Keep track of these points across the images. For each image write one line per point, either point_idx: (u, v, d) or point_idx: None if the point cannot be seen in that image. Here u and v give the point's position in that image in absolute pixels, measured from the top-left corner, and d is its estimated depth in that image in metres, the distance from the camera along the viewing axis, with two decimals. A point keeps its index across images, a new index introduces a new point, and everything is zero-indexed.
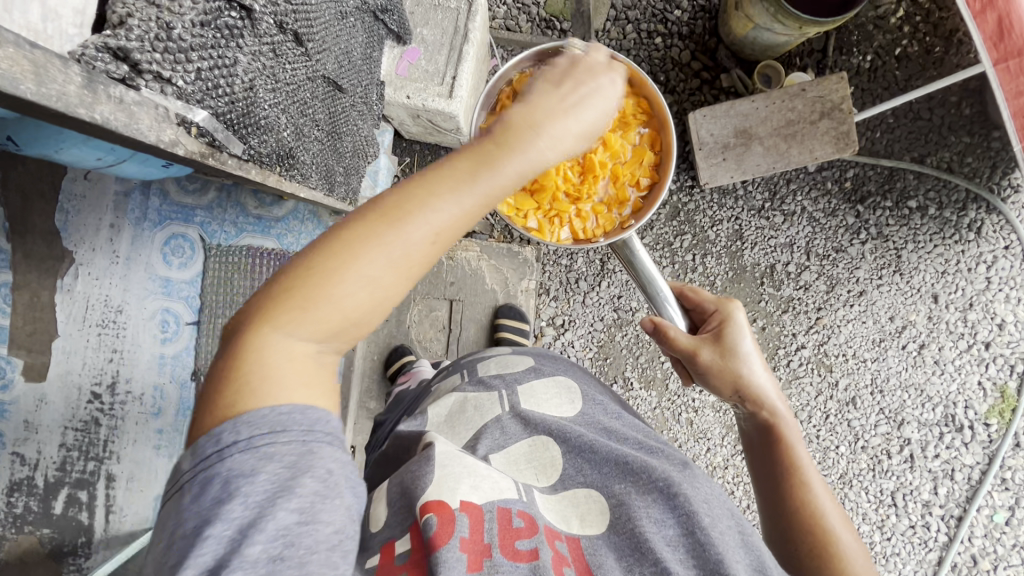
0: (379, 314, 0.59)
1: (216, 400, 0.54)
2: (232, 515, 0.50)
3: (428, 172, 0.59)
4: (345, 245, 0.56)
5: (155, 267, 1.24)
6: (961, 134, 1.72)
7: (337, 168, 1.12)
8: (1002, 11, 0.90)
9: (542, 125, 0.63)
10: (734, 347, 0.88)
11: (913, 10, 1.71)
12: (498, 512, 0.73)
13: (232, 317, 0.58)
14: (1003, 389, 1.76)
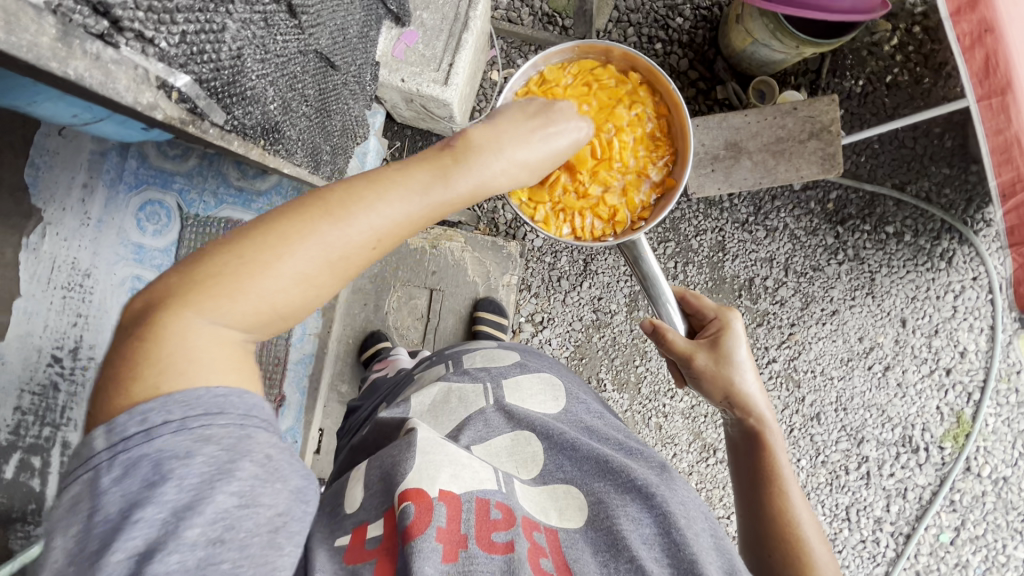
0: (308, 308, 0.63)
1: (133, 381, 0.54)
2: (184, 481, 0.52)
3: (376, 176, 0.64)
4: (282, 237, 0.59)
5: (130, 232, 1.29)
6: (941, 166, 1.77)
7: (325, 147, 1.09)
8: (991, 49, 0.96)
9: (502, 147, 0.70)
10: (728, 353, 0.92)
11: (907, 40, 1.74)
12: (476, 503, 0.75)
13: (146, 302, 0.58)
14: (959, 415, 1.82)
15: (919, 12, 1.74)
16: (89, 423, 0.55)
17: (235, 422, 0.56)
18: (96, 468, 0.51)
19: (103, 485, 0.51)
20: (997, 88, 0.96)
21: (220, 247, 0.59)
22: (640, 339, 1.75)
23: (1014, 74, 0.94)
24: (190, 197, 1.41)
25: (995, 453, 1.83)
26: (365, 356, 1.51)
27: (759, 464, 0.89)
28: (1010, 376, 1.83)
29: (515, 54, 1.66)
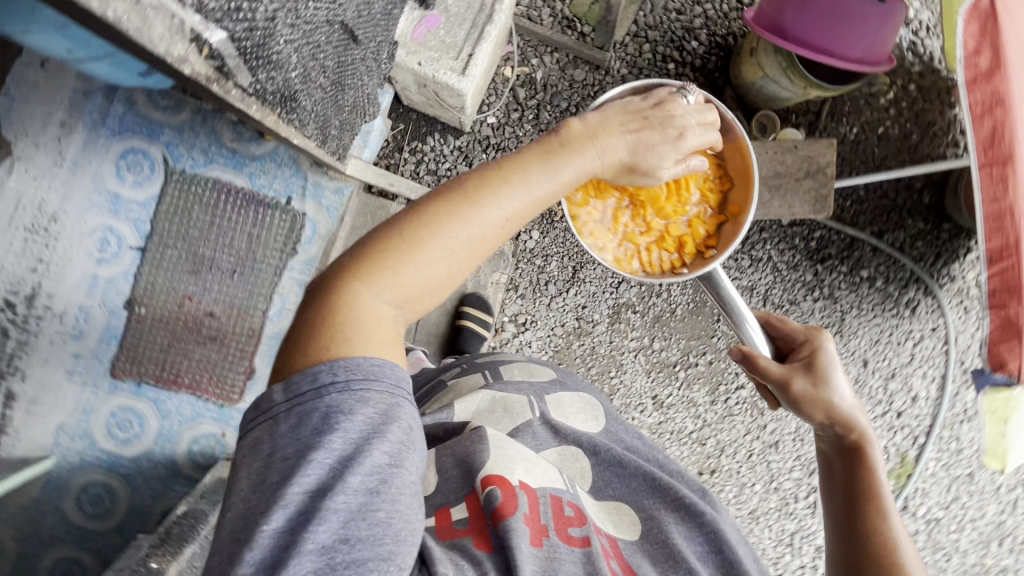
0: (448, 284, 0.79)
1: (317, 341, 0.70)
2: (332, 446, 0.63)
3: (502, 170, 0.81)
4: (431, 227, 0.76)
5: (108, 180, 1.35)
6: (918, 219, 1.86)
7: (334, 121, 1.05)
8: (998, 120, 1.10)
9: (597, 138, 0.87)
10: (826, 374, 0.95)
11: (902, 95, 1.82)
12: (551, 498, 0.87)
13: (328, 279, 0.75)
14: (903, 456, 1.92)
15: (916, 71, 1.82)
16: (277, 374, 0.70)
17: (382, 392, 0.68)
18: (278, 415, 0.65)
19: (284, 428, 0.64)
20: (1000, 159, 1.10)
21: (380, 236, 0.76)
22: (617, 351, 1.78)
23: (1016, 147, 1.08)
24: (178, 151, 1.38)
25: (932, 494, 1.94)
26: None
27: (859, 481, 0.93)
28: (954, 424, 1.94)
29: (531, 53, 1.66)
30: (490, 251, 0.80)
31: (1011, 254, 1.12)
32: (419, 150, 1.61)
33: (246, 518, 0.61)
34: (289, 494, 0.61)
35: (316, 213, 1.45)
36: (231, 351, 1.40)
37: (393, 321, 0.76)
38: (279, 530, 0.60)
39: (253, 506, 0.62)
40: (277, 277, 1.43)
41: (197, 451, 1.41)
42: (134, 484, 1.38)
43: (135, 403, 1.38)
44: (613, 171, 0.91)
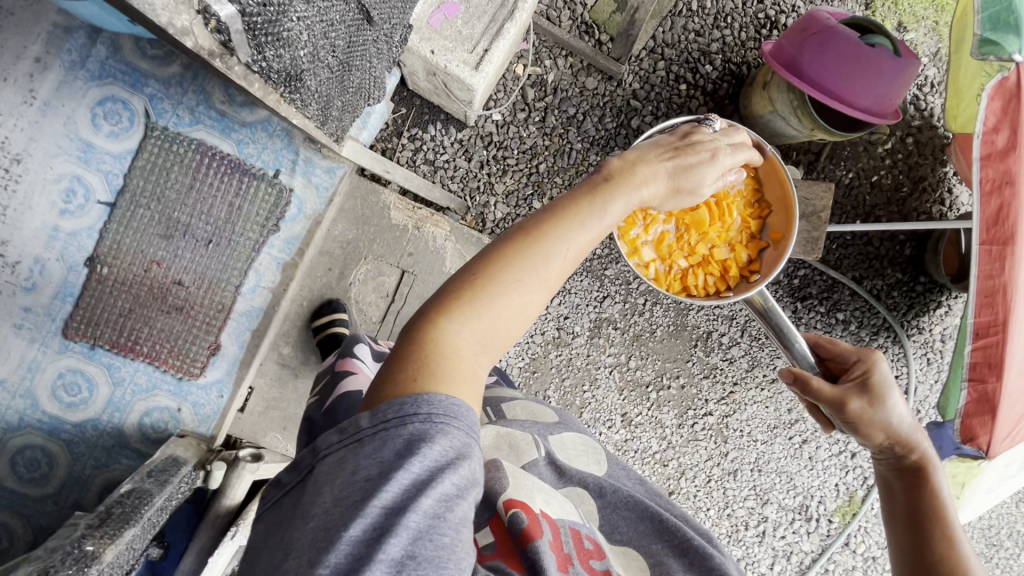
0: (524, 320, 0.74)
1: (398, 379, 0.67)
2: (407, 473, 0.60)
3: (566, 204, 0.78)
4: (508, 263, 0.72)
5: (81, 126, 1.25)
6: (897, 269, 1.90)
7: (337, 102, 0.98)
8: (1006, 199, 1.05)
9: (638, 167, 0.85)
10: (883, 393, 0.92)
11: (899, 146, 1.85)
12: (570, 529, 0.84)
13: (409, 318, 0.72)
14: (852, 495, 1.95)
15: (915, 125, 1.85)
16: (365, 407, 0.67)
17: (462, 429, 0.64)
18: (362, 438, 0.62)
19: (367, 450, 0.61)
20: (1001, 238, 1.05)
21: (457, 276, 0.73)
22: (593, 365, 1.79)
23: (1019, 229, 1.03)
24: (162, 106, 1.30)
25: (872, 534, 1.99)
26: (317, 324, 1.42)
27: (922, 503, 0.89)
28: None
29: (545, 53, 1.62)
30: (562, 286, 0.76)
31: (997, 330, 1.05)
32: (419, 138, 1.57)
33: (323, 530, 0.59)
34: (369, 507, 0.59)
35: (305, 190, 1.40)
36: (196, 324, 1.34)
37: (479, 359, 0.72)
38: (353, 543, 0.58)
39: (331, 520, 0.59)
40: (255, 252, 1.36)
41: (149, 424, 1.34)
42: (77, 453, 1.30)
43: (87, 367, 1.30)
44: (663, 201, 0.88)
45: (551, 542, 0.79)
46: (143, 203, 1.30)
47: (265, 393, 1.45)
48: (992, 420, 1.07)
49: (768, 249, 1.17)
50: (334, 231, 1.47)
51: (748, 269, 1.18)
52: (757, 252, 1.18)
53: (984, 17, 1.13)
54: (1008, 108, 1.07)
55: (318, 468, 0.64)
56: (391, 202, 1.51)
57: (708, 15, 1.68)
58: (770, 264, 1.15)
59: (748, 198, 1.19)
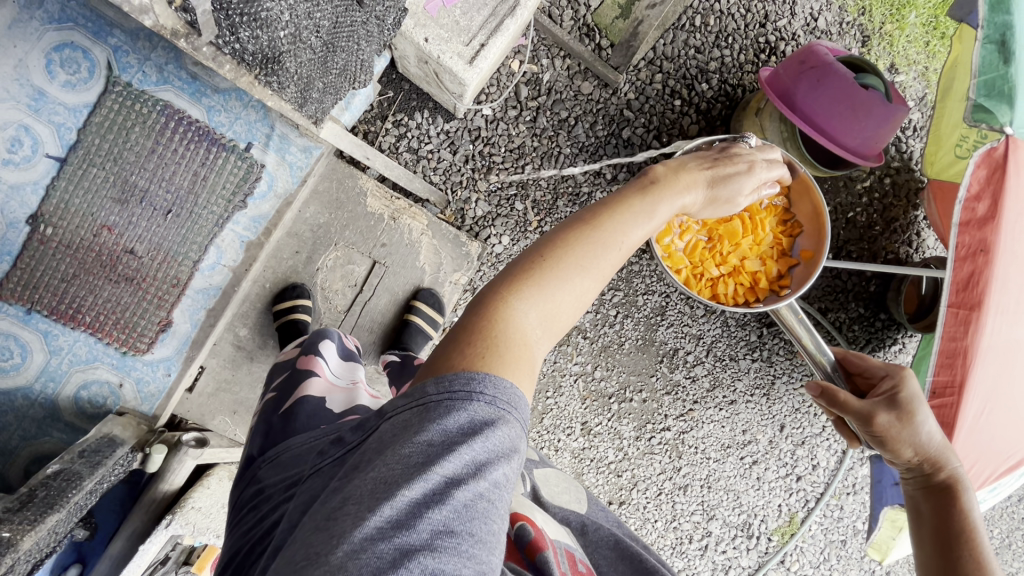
0: (581, 310, 0.73)
1: (464, 357, 0.64)
2: (464, 454, 0.59)
3: (620, 200, 0.78)
4: (573, 249, 0.71)
5: (34, 73, 1.15)
6: (860, 304, 1.95)
7: (317, 84, 0.92)
8: (978, 268, 1.09)
9: (683, 172, 0.85)
10: (912, 410, 0.95)
11: (877, 185, 1.89)
12: (569, 553, 0.80)
13: (475, 296, 0.70)
14: (792, 516, 2.02)
15: (894, 166, 1.90)
16: (419, 384, 0.64)
17: (519, 420, 0.63)
18: (429, 403, 0.61)
19: (434, 416, 0.60)
20: (969, 303, 1.09)
21: (522, 259, 0.71)
22: (558, 372, 1.79)
23: (986, 298, 1.07)
24: (126, 60, 1.20)
25: (807, 553, 2.06)
26: (278, 309, 1.36)
27: (950, 515, 0.92)
28: (842, 495, 2.05)
29: (543, 52, 1.58)
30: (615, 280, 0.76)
31: (952, 392, 1.07)
32: (404, 124, 1.52)
33: (382, 482, 0.58)
34: (430, 473, 0.58)
35: (277, 168, 1.33)
36: (147, 297, 1.26)
37: (540, 343, 0.69)
38: (409, 503, 0.57)
39: (391, 477, 0.58)
40: (217, 227, 1.29)
41: (86, 398, 1.26)
42: (4, 422, 1.21)
43: (21, 332, 1.21)
44: (700, 209, 0.88)
45: (558, 556, 0.76)
46: (96, 161, 1.20)
47: (217, 374, 1.38)
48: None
49: (799, 266, 1.23)
50: (304, 213, 1.40)
51: (777, 283, 1.26)
52: (788, 268, 1.25)
53: (979, 81, 1.16)
54: (992, 179, 1.11)
55: (382, 428, 0.64)
56: (369, 188, 1.45)
57: (710, 33, 1.67)
58: (800, 280, 1.22)
59: (780, 216, 1.26)
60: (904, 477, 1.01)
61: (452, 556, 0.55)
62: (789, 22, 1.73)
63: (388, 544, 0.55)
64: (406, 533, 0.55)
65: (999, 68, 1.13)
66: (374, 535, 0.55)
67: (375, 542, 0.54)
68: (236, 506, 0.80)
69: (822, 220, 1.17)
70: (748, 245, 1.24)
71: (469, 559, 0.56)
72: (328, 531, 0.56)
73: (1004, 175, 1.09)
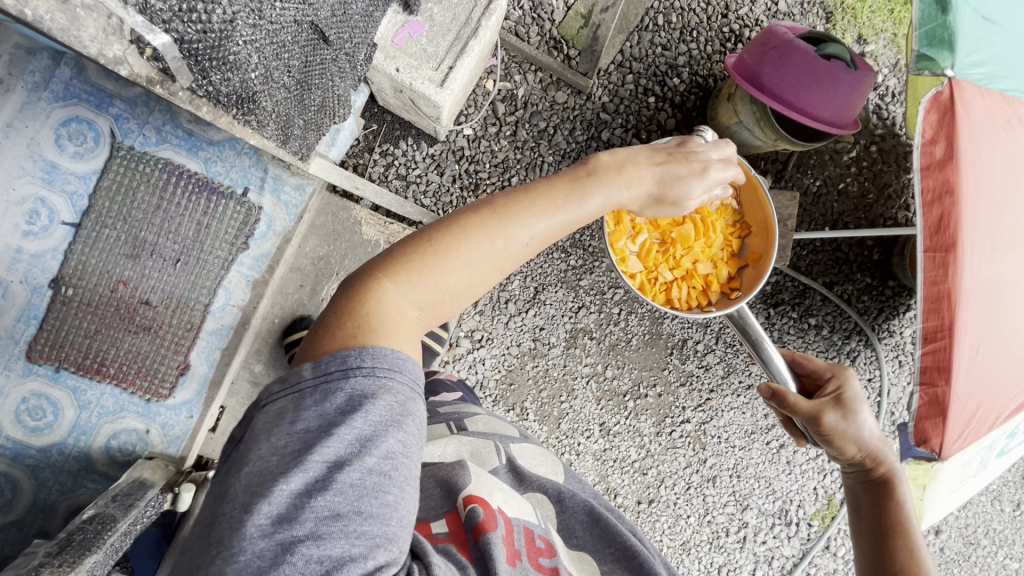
0: (466, 292, 0.79)
1: (339, 331, 0.68)
2: (342, 434, 0.62)
3: (532, 190, 0.82)
4: (457, 234, 0.76)
5: (45, 148, 1.24)
6: (865, 274, 1.94)
7: (298, 121, 0.99)
8: (946, 209, 1.10)
9: (621, 171, 0.87)
10: (855, 408, 0.96)
11: (863, 155, 1.90)
12: (524, 530, 0.85)
13: (359, 273, 0.75)
14: (830, 498, 1.97)
15: (878, 134, 1.91)
16: (303, 355, 0.69)
17: (405, 383, 0.67)
18: (304, 390, 0.64)
19: (308, 403, 0.64)
20: (944, 245, 1.10)
21: (409, 242, 0.77)
22: (570, 376, 1.80)
23: (960, 237, 1.08)
24: (128, 126, 1.30)
25: None
26: (290, 340, 1.42)
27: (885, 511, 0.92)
28: None
29: (515, 69, 1.65)
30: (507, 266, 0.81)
31: (944, 335, 1.09)
32: (390, 153, 1.59)
33: (262, 476, 0.61)
34: (309, 460, 0.61)
35: (274, 208, 1.40)
36: (165, 343, 1.33)
37: (416, 324, 0.74)
38: (290, 496, 0.60)
39: (268, 469, 0.61)
40: (223, 271, 1.36)
41: (116, 446, 1.32)
42: (40, 477, 1.28)
43: (51, 390, 1.28)
44: (640, 204, 0.91)
45: (506, 535, 0.81)
46: (108, 222, 1.28)
47: (236, 411, 1.44)
48: (943, 422, 1.10)
49: (749, 267, 1.27)
50: (305, 248, 1.47)
51: (729, 285, 1.28)
52: (738, 270, 1.28)
53: (921, 33, 1.18)
54: (943, 121, 1.13)
55: (257, 419, 0.65)
56: (363, 217, 1.52)
57: (674, 29, 1.72)
58: (749, 281, 1.25)
59: (731, 217, 1.30)
60: (846, 472, 1.01)
61: (338, 540, 0.59)
62: (749, 9, 1.78)
63: (271, 538, 0.58)
64: (289, 525, 0.59)
65: (938, 18, 1.15)
66: (256, 534, 0.58)
67: (258, 539, 0.58)
68: None
69: (770, 221, 1.21)
70: (700, 249, 1.27)
71: (357, 538, 0.60)
72: (212, 535, 0.60)
73: (954, 116, 1.11)
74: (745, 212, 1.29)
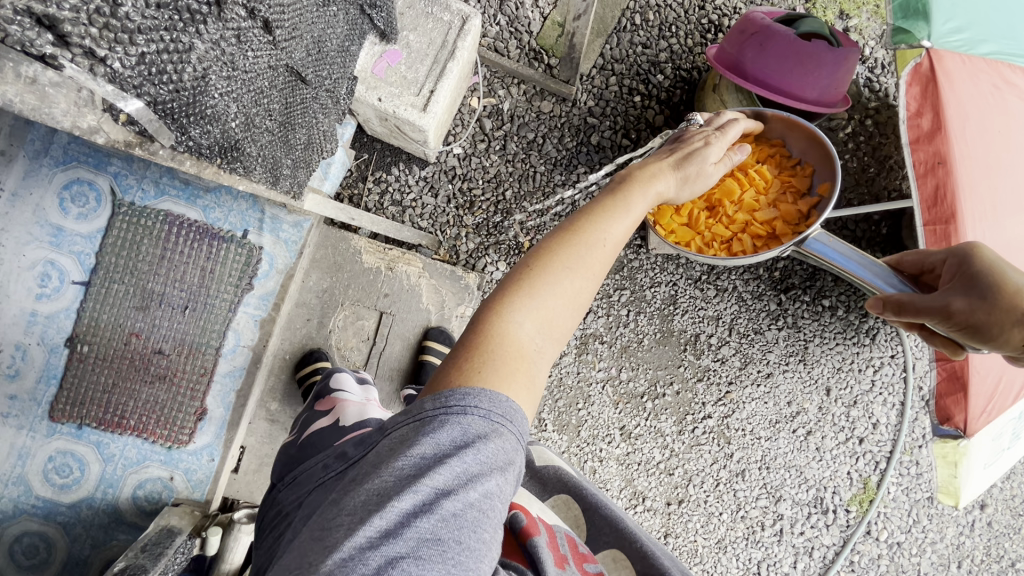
0: (578, 310, 0.80)
1: (463, 371, 0.71)
2: (454, 465, 0.65)
3: (596, 205, 0.86)
4: (557, 254, 0.79)
5: (51, 213, 1.28)
6: (876, 250, 1.90)
7: (286, 161, 1.01)
8: (941, 180, 1.13)
9: (647, 168, 0.95)
10: (991, 282, 0.96)
11: (859, 130, 1.88)
12: (566, 538, 0.86)
13: (474, 312, 0.78)
14: (866, 481, 1.92)
15: (872, 107, 1.88)
16: (430, 390, 0.73)
17: (514, 432, 0.70)
18: (425, 418, 0.68)
19: (428, 430, 0.67)
20: (943, 216, 1.12)
21: (513, 274, 0.79)
22: (584, 382, 1.79)
23: (958, 208, 1.10)
24: (127, 182, 1.33)
25: (893, 519, 1.94)
26: (301, 373, 1.43)
27: None
28: (913, 449, 1.95)
29: (498, 84, 1.66)
30: (605, 272, 0.82)
31: None
32: (383, 180, 1.61)
33: (375, 494, 0.64)
34: (420, 485, 0.63)
35: (274, 247, 1.42)
36: (181, 391, 1.35)
37: (540, 351, 0.76)
38: (399, 513, 0.62)
39: (383, 488, 0.64)
40: (230, 313, 1.38)
41: (143, 496, 1.34)
42: (74, 534, 1.30)
43: (76, 447, 1.31)
44: (677, 191, 0.98)
45: (550, 540, 0.81)
46: (115, 277, 1.31)
47: (257, 450, 1.45)
48: (964, 397, 1.14)
49: (821, 201, 1.32)
50: (308, 282, 1.50)
51: (805, 222, 1.34)
52: (809, 206, 1.33)
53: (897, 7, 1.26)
54: (927, 92, 1.17)
55: (381, 442, 0.72)
56: (362, 246, 1.53)
57: (652, 27, 1.73)
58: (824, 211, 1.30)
59: (786, 163, 1.38)
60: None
61: (437, 563, 0.60)
62: None
63: (375, 552, 0.59)
64: (392, 541, 0.60)
65: None
66: (362, 545, 0.60)
67: (363, 552, 0.59)
68: (264, 542, 0.84)
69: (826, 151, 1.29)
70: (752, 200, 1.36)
71: (454, 568, 0.61)
72: (322, 541, 0.62)
73: (938, 86, 1.15)
74: (797, 154, 1.37)
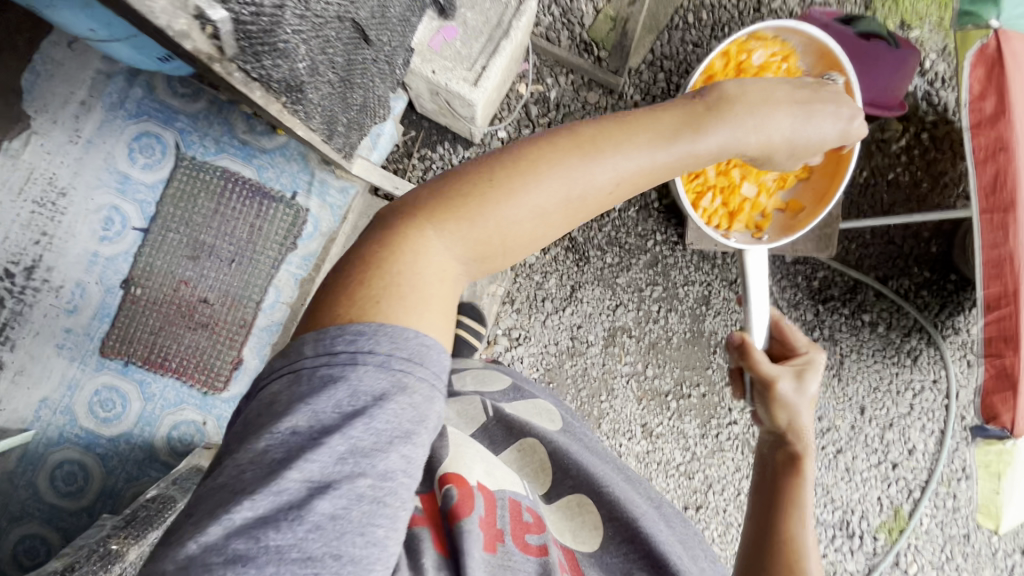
0: (522, 243, 0.74)
1: (362, 294, 0.65)
2: (342, 441, 0.58)
3: (633, 127, 0.73)
4: (532, 172, 0.69)
5: (119, 161, 1.37)
6: (924, 268, 1.82)
7: (342, 117, 1.08)
8: (1001, 167, 1.16)
9: (742, 104, 0.77)
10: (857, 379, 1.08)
11: (914, 143, 1.81)
12: (508, 503, 0.91)
13: (410, 204, 0.71)
14: (897, 509, 1.83)
15: (929, 121, 1.82)
16: (329, 290, 0.67)
17: (425, 381, 0.62)
18: (303, 373, 0.60)
19: (306, 393, 0.59)
20: (1001, 205, 1.16)
21: (481, 170, 0.70)
22: (609, 375, 1.78)
23: (1017, 196, 1.14)
24: (191, 138, 1.41)
25: (924, 552, 1.85)
26: None
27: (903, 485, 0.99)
28: (951, 481, 1.85)
29: (547, 72, 1.69)
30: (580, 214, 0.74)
31: (1008, 301, 1.17)
32: (428, 158, 1.65)
33: (235, 478, 0.58)
34: (288, 475, 0.57)
35: (320, 210, 1.47)
36: (220, 339, 1.41)
37: (456, 277, 0.72)
38: (261, 512, 0.56)
39: (247, 475, 0.57)
40: (273, 269, 1.44)
41: (176, 437, 1.41)
42: (111, 466, 1.37)
43: (120, 383, 1.38)
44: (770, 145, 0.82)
45: (479, 521, 0.84)
46: (171, 226, 1.39)
47: None
48: (1012, 395, 1.18)
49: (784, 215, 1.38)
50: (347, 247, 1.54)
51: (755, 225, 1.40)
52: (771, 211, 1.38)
53: None
54: (991, 75, 1.17)
55: (252, 404, 0.62)
56: None
57: (705, 26, 1.72)
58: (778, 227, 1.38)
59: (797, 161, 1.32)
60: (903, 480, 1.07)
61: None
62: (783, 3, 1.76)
63: (228, 562, 0.54)
64: (255, 545, 0.55)
65: None
66: (214, 549, 0.54)
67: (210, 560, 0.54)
68: None
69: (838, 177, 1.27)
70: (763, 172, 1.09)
71: None
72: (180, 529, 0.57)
73: (1002, 68, 1.15)
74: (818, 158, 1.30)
